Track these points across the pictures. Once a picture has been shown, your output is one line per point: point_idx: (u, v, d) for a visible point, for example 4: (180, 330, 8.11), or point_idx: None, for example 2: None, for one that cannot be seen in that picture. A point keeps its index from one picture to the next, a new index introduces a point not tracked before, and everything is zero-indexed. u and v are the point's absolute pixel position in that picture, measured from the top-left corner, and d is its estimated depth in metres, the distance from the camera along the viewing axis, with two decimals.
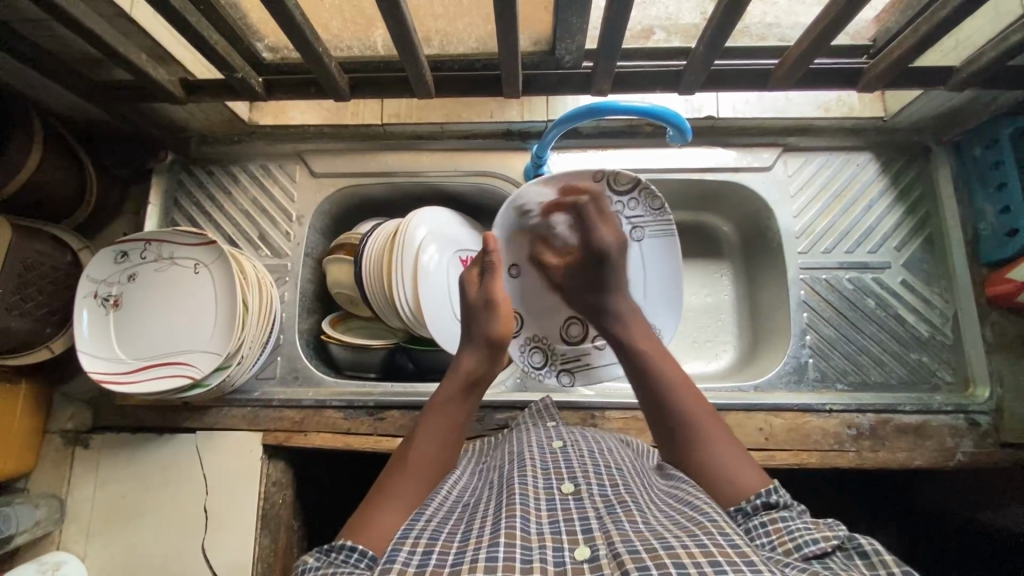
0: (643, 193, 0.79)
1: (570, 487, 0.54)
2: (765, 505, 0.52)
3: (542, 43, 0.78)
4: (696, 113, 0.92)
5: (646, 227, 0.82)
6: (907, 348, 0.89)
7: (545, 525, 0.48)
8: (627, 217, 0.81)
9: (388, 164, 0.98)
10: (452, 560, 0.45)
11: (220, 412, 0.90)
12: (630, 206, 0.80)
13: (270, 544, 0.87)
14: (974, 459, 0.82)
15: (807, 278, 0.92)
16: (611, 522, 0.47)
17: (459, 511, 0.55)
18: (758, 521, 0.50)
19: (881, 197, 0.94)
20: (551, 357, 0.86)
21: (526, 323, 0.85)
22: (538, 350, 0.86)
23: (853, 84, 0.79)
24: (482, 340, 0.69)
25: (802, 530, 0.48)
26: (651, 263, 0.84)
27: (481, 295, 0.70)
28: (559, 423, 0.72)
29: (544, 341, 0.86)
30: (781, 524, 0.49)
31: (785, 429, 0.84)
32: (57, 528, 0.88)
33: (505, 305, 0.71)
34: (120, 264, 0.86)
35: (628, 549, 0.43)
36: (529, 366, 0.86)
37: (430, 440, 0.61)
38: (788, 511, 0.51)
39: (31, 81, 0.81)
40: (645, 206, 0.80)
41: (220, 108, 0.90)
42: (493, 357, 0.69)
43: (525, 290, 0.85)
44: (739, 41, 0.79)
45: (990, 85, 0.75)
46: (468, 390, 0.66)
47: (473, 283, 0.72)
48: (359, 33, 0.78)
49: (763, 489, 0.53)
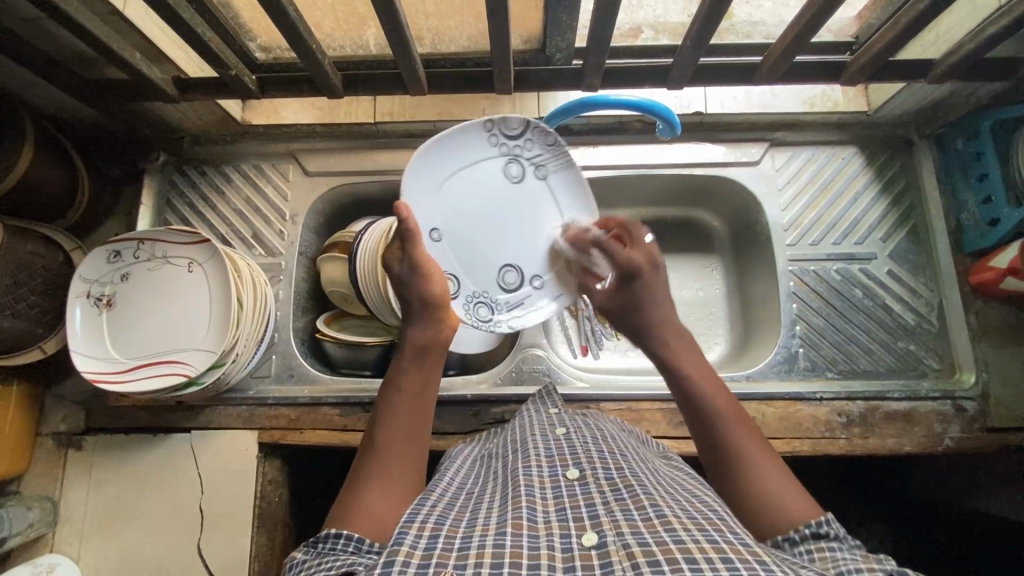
0: (537, 131, 0.74)
1: (575, 473, 0.55)
2: (814, 535, 0.51)
3: (533, 42, 0.79)
4: (685, 109, 0.93)
5: (550, 164, 0.76)
6: (894, 336, 0.91)
7: (552, 514, 0.49)
8: (527, 158, 0.75)
9: (379, 162, 0.99)
10: (459, 544, 0.45)
11: (215, 410, 0.90)
12: (526, 146, 0.75)
13: (267, 541, 0.87)
14: (961, 444, 0.84)
15: (795, 270, 0.94)
16: (616, 509, 0.48)
17: (463, 499, 0.55)
18: (804, 549, 0.50)
19: (866, 189, 0.96)
20: (495, 309, 0.78)
21: (462, 277, 0.75)
22: (483, 304, 0.77)
23: (836, 78, 0.81)
24: (416, 306, 0.67)
25: (848, 560, 0.46)
26: (564, 198, 0.77)
27: (405, 266, 0.66)
28: (561, 408, 0.73)
29: (484, 293, 0.77)
30: (827, 553, 0.48)
31: (777, 418, 0.85)
32: (51, 530, 0.87)
33: (434, 266, 0.68)
34: (113, 263, 0.86)
35: (637, 541, 0.43)
36: (478, 321, 0.77)
37: (396, 418, 0.60)
38: (838, 543, 0.49)
39: (22, 81, 0.81)
40: (541, 143, 0.75)
41: (213, 108, 0.90)
42: (434, 320, 0.67)
43: (458, 253, 0.74)
44: (726, 38, 0.82)
45: (971, 77, 0.77)
46: (418, 357, 0.65)
47: (394, 258, 0.68)
48: (351, 31, 0.79)
49: (812, 520, 0.52)
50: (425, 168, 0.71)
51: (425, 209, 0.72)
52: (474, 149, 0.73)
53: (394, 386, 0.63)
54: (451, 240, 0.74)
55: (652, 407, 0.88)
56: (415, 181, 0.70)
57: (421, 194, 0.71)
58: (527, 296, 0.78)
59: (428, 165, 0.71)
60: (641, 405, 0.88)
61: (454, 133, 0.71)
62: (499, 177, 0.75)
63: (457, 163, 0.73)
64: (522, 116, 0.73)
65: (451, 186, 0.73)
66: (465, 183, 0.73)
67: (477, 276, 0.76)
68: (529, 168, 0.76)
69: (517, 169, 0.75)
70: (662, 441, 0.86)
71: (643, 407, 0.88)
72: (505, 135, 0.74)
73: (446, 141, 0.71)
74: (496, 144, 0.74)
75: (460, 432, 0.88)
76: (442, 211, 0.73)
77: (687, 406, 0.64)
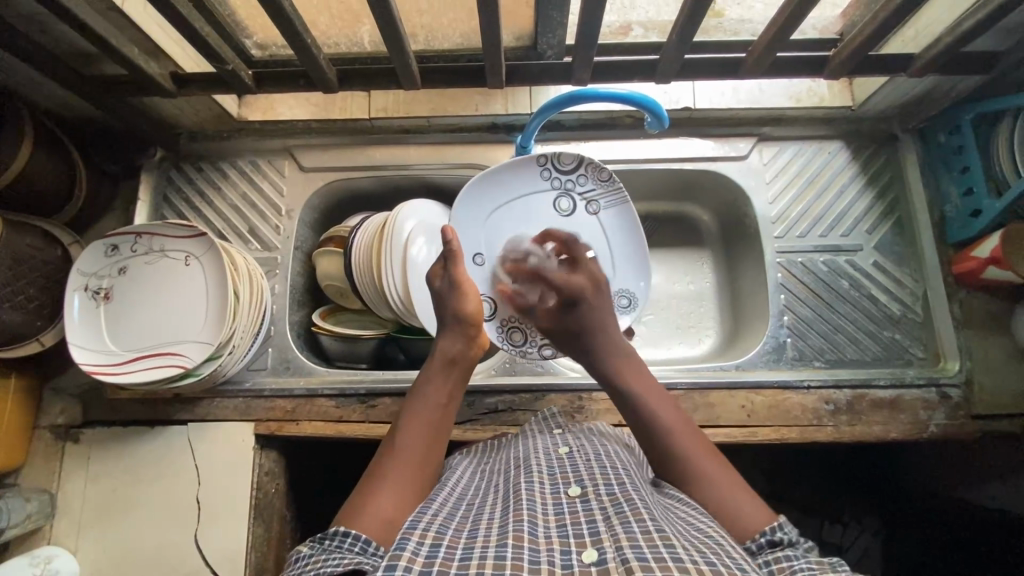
0: (589, 168, 0.84)
1: (577, 491, 0.56)
2: (769, 544, 0.50)
3: (524, 38, 0.82)
4: (673, 105, 0.95)
5: (600, 200, 0.85)
6: (880, 326, 0.93)
7: (552, 530, 0.49)
8: (578, 193, 0.85)
9: (375, 158, 1.00)
10: (461, 554, 0.46)
11: (212, 402, 0.91)
12: (578, 181, 0.85)
13: (264, 532, 0.88)
14: (945, 430, 0.86)
15: (783, 262, 0.95)
16: (618, 522, 0.49)
17: (464, 509, 0.56)
18: (764, 559, 0.49)
19: (852, 182, 0.98)
20: (529, 335, 0.86)
21: (501, 300, 0.84)
22: (518, 328, 0.85)
23: (820, 72, 0.82)
24: (452, 321, 0.70)
25: (805, 569, 0.45)
26: (614, 231, 0.85)
27: (446, 282, 0.72)
28: (563, 428, 0.74)
29: (521, 318, 0.85)
30: (784, 564, 0.47)
31: (766, 406, 0.87)
32: (48, 522, 0.88)
33: (471, 287, 0.73)
34: (111, 257, 0.87)
35: (636, 556, 0.44)
36: (512, 346, 0.85)
37: (418, 425, 0.61)
38: (793, 549, 0.49)
39: (21, 78, 0.82)
40: (593, 179, 0.84)
41: (210, 104, 0.92)
42: (467, 336, 0.69)
43: (501, 276, 0.84)
44: (713, 35, 0.84)
45: (949, 70, 0.79)
46: (446, 370, 0.66)
47: (437, 276, 0.74)
48: (345, 28, 0.81)
49: (766, 528, 0.52)
50: (478, 198, 0.83)
51: (474, 234, 0.83)
52: (528, 184, 0.84)
53: (419, 393, 0.64)
54: (496, 263, 0.84)
55: None
56: (469, 206, 0.82)
57: (470, 222, 0.83)
58: None
59: (480, 195, 0.83)
60: None
61: (511, 168, 0.82)
62: (549, 208, 0.85)
63: (510, 196, 0.84)
64: (575, 154, 0.83)
65: (500, 216, 0.84)
66: (514, 214, 0.84)
67: (517, 300, 0.85)
68: (580, 202, 0.85)
69: (568, 202, 0.85)
70: None
71: None
72: (557, 170, 0.84)
73: (501, 176, 0.83)
74: (550, 178, 0.84)
75: (454, 422, 0.89)
76: (489, 238, 0.84)
77: (636, 428, 0.64)
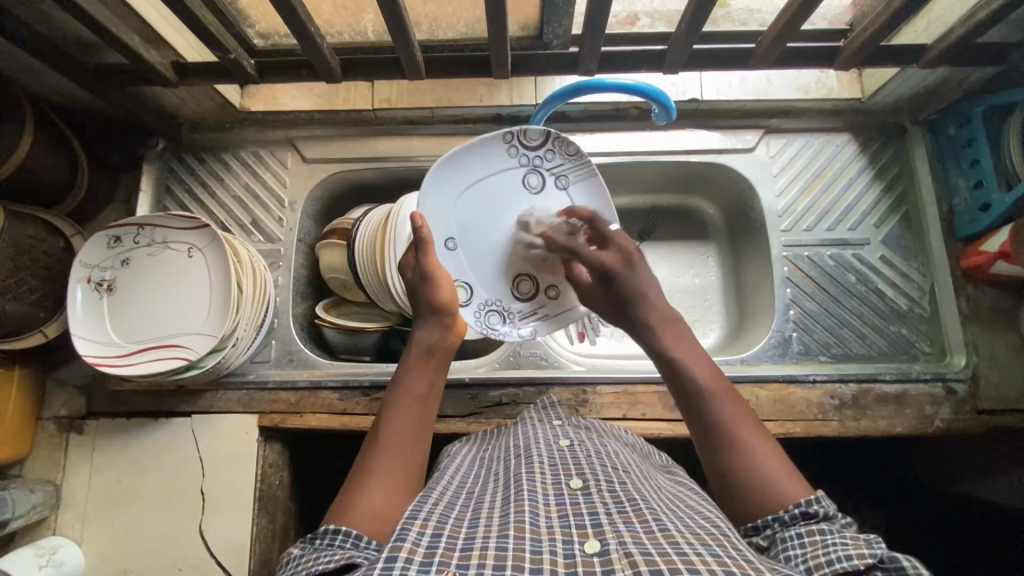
0: (556, 142, 0.77)
1: (578, 484, 0.55)
2: (804, 515, 0.51)
3: (530, 28, 0.80)
4: (680, 96, 0.94)
5: (569, 175, 0.78)
6: (887, 320, 0.92)
7: (554, 519, 0.49)
8: (546, 169, 0.78)
9: (379, 149, 0.99)
10: (462, 545, 0.46)
11: (215, 395, 0.91)
12: (546, 157, 0.77)
13: (268, 524, 0.88)
14: (951, 426, 0.86)
15: (789, 255, 0.95)
16: (620, 520, 0.48)
17: (463, 498, 0.56)
18: (795, 531, 0.50)
19: (860, 175, 0.97)
20: (506, 317, 0.80)
21: (476, 285, 0.78)
22: (494, 311, 0.79)
23: (829, 64, 0.81)
24: (428, 312, 0.68)
25: (839, 545, 0.47)
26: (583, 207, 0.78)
27: (416, 274, 0.69)
28: (564, 420, 0.73)
29: (498, 302, 0.80)
30: (817, 537, 0.48)
31: (771, 400, 0.87)
32: (53, 513, 0.88)
33: (441, 272, 0.70)
34: (113, 248, 0.86)
35: (639, 551, 0.43)
36: (490, 330, 0.80)
37: (400, 416, 0.60)
38: (827, 523, 0.50)
39: (22, 67, 0.81)
40: (561, 153, 0.77)
41: (212, 94, 0.91)
42: (443, 324, 0.67)
43: (471, 263, 0.77)
44: (721, 25, 0.83)
45: (961, 62, 0.78)
46: (426, 359, 0.65)
47: (409, 267, 0.71)
48: (349, 17, 0.80)
49: (803, 500, 0.52)
50: (442, 180, 0.75)
51: (442, 218, 0.76)
52: (493, 159, 0.76)
53: (402, 383, 0.63)
54: (467, 248, 0.77)
55: (647, 390, 0.89)
56: (434, 186, 0.75)
57: (438, 202, 0.75)
58: (541, 304, 0.81)
59: (449, 175, 0.75)
60: (637, 388, 0.90)
61: (474, 146, 0.74)
62: (518, 186, 0.77)
63: (474, 177, 0.76)
64: (543, 129, 0.76)
65: (466, 199, 0.76)
66: (480, 194, 0.76)
67: (491, 286, 0.79)
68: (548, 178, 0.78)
69: (537, 179, 0.78)
70: (657, 424, 0.88)
71: (639, 390, 0.89)
72: (524, 146, 0.77)
73: (470, 151, 0.75)
74: (517, 156, 0.77)
75: (459, 414, 0.89)
76: (456, 220, 0.76)
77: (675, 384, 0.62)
